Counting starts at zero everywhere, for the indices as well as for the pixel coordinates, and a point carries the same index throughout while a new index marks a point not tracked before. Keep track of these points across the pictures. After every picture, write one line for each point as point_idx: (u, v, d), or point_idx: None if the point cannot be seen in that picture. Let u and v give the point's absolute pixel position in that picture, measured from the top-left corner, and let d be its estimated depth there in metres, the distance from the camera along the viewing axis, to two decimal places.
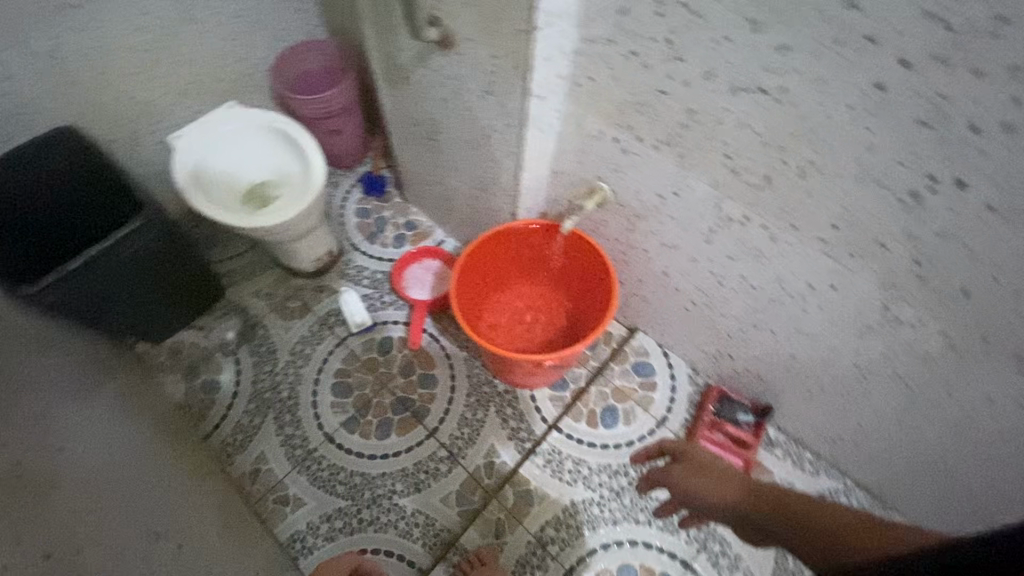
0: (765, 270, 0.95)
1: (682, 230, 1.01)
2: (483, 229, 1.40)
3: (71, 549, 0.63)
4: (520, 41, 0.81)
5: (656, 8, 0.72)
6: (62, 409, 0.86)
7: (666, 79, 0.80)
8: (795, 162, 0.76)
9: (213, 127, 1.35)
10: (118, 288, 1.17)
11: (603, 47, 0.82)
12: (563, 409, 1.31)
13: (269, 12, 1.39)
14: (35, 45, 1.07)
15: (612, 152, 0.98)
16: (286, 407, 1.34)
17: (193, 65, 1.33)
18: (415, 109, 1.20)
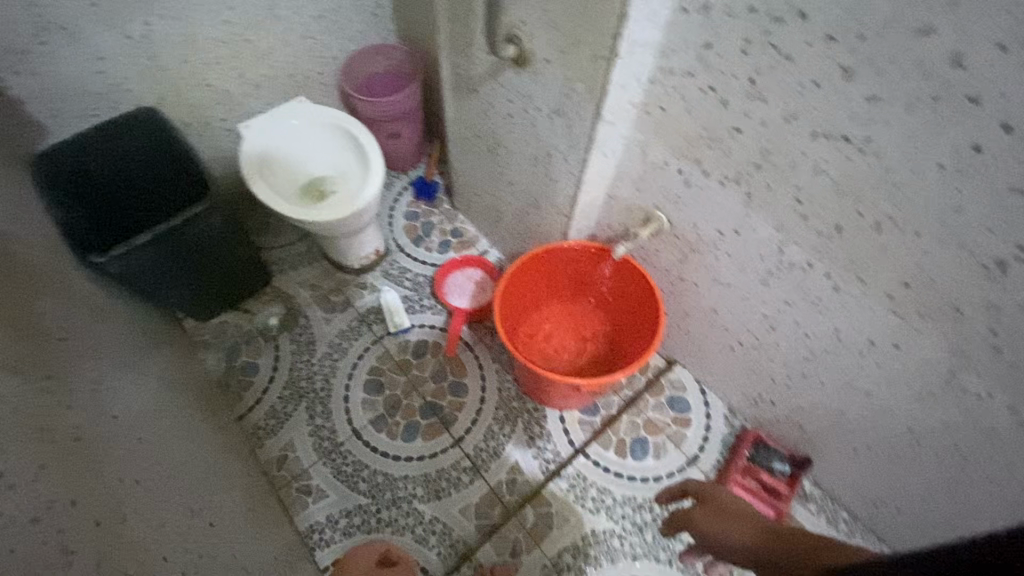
0: (823, 319, 0.92)
1: (738, 268, 0.99)
2: (529, 244, 1.41)
3: (118, 518, 0.64)
4: (598, 67, 0.81)
5: (743, 47, 0.72)
6: (117, 377, 0.89)
7: (743, 118, 0.79)
8: (871, 215, 0.74)
9: (282, 120, 1.40)
10: (177, 265, 1.21)
11: (681, 79, 0.81)
12: (592, 435, 1.30)
13: (347, 15, 1.44)
14: (130, 29, 1.13)
15: (674, 183, 0.97)
16: (318, 398, 1.36)
17: (270, 59, 1.38)
18: (478, 120, 1.22)
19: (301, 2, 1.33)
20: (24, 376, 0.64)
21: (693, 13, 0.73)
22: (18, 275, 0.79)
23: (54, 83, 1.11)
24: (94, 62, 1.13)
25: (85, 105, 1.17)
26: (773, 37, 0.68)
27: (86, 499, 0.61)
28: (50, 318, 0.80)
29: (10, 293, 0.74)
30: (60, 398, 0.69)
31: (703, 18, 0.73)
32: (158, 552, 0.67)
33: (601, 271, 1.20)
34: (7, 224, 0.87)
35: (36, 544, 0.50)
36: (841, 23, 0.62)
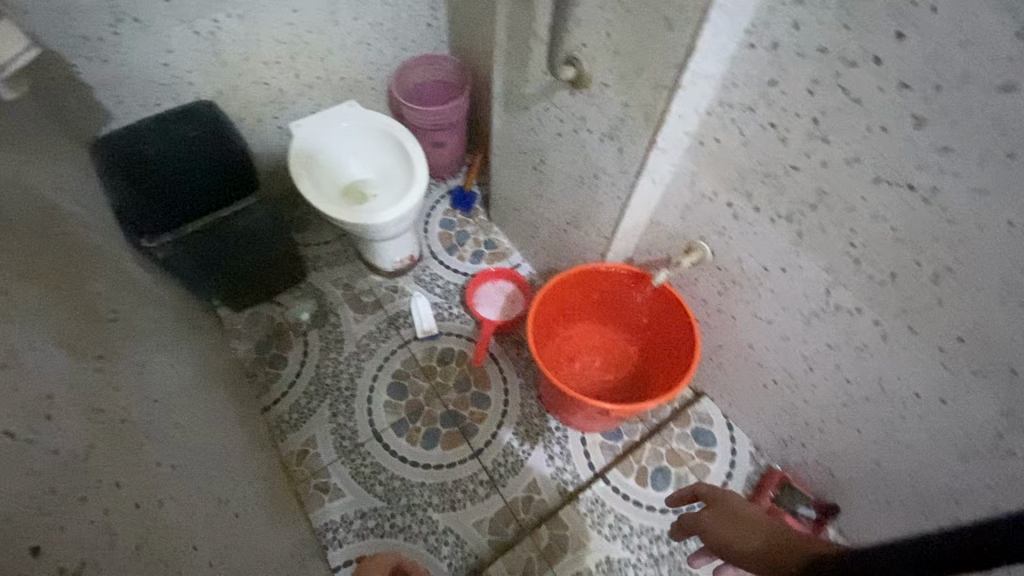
0: (866, 366, 0.90)
1: (779, 305, 0.98)
2: (563, 262, 1.41)
3: (156, 501, 0.65)
4: (659, 95, 0.81)
5: (810, 87, 0.71)
6: (159, 360, 0.91)
7: (803, 156, 0.78)
8: (929, 266, 0.72)
9: (332, 121, 1.43)
10: (221, 255, 1.25)
11: (741, 113, 0.81)
12: (613, 460, 1.29)
13: (403, 24, 1.47)
14: (199, 25, 1.17)
15: (721, 215, 0.96)
16: (342, 396, 1.37)
17: (326, 62, 1.41)
18: (525, 137, 1.23)
19: (361, 9, 1.36)
20: (79, 355, 0.66)
21: (762, 50, 0.73)
22: (77, 254, 0.82)
23: (124, 72, 1.15)
24: (161, 55, 1.17)
25: (149, 95, 1.21)
26: (843, 80, 0.67)
27: (128, 481, 0.62)
28: (104, 299, 0.83)
29: (70, 271, 0.76)
30: (109, 378, 0.71)
31: (771, 56, 0.73)
32: (189, 539, 0.68)
33: (637, 296, 1.20)
34: (71, 205, 0.90)
35: (86, 523, 0.51)
36: (919, 72, 0.61)
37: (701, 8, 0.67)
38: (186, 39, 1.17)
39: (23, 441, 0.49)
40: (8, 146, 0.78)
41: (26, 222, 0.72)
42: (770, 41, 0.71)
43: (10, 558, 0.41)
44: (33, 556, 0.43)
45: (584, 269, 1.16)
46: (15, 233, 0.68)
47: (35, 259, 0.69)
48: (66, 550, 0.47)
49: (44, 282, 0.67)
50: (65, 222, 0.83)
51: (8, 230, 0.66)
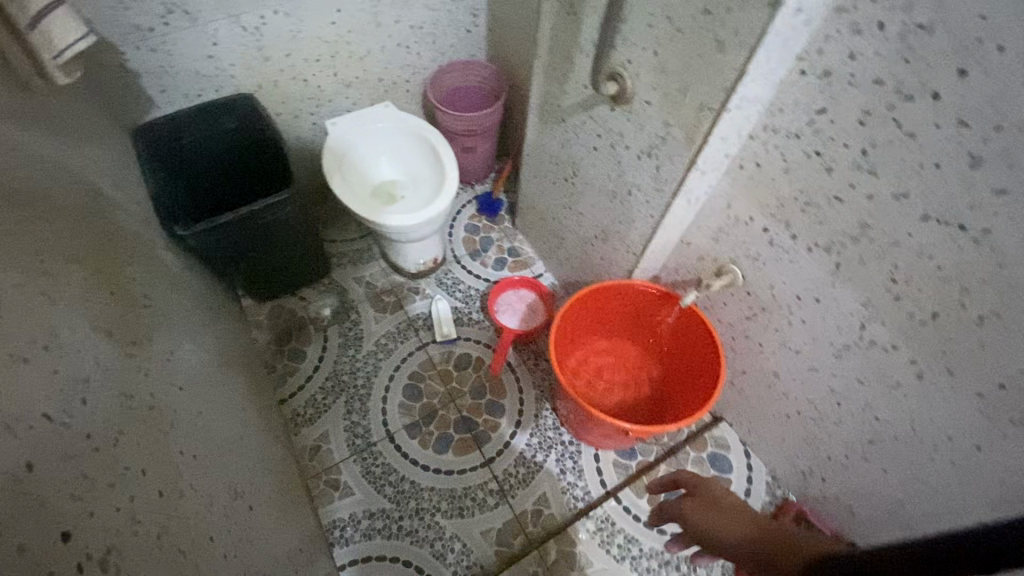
0: (897, 404, 0.87)
1: (810, 335, 0.96)
2: (587, 275, 1.40)
3: (177, 492, 0.65)
4: (703, 117, 0.80)
5: (861, 118, 0.70)
6: (186, 348, 0.91)
7: (847, 187, 0.76)
8: (975, 308, 0.70)
9: (367, 121, 1.44)
10: (250, 247, 1.26)
11: (786, 140, 0.80)
12: (626, 479, 1.27)
13: (443, 29, 1.48)
14: (246, 20, 1.18)
15: (756, 240, 0.95)
16: (358, 394, 1.37)
17: (365, 63, 1.43)
18: (559, 148, 1.23)
19: (403, 12, 1.37)
20: (114, 340, 0.67)
21: (814, 77, 0.72)
22: (116, 238, 0.83)
23: (171, 62, 1.17)
24: (207, 47, 1.19)
25: (192, 85, 1.23)
26: (897, 113, 0.66)
27: (153, 469, 0.62)
28: (138, 284, 0.84)
29: (109, 256, 0.78)
30: (140, 364, 0.71)
31: (822, 84, 0.71)
32: (206, 529, 0.68)
33: (661, 315, 1.20)
34: (112, 189, 0.91)
35: (112, 511, 0.51)
36: (979, 111, 0.59)
37: (757, 32, 0.66)
38: (232, 33, 1.19)
39: (59, 425, 0.49)
40: (58, 129, 0.80)
41: (70, 205, 0.73)
42: (824, 69, 0.70)
43: (40, 543, 0.41)
44: (62, 541, 0.43)
45: (611, 284, 1.15)
46: (60, 216, 0.69)
47: (77, 243, 0.70)
48: (94, 537, 0.47)
49: (84, 265, 0.69)
50: (106, 207, 0.85)
51: (54, 213, 0.68)
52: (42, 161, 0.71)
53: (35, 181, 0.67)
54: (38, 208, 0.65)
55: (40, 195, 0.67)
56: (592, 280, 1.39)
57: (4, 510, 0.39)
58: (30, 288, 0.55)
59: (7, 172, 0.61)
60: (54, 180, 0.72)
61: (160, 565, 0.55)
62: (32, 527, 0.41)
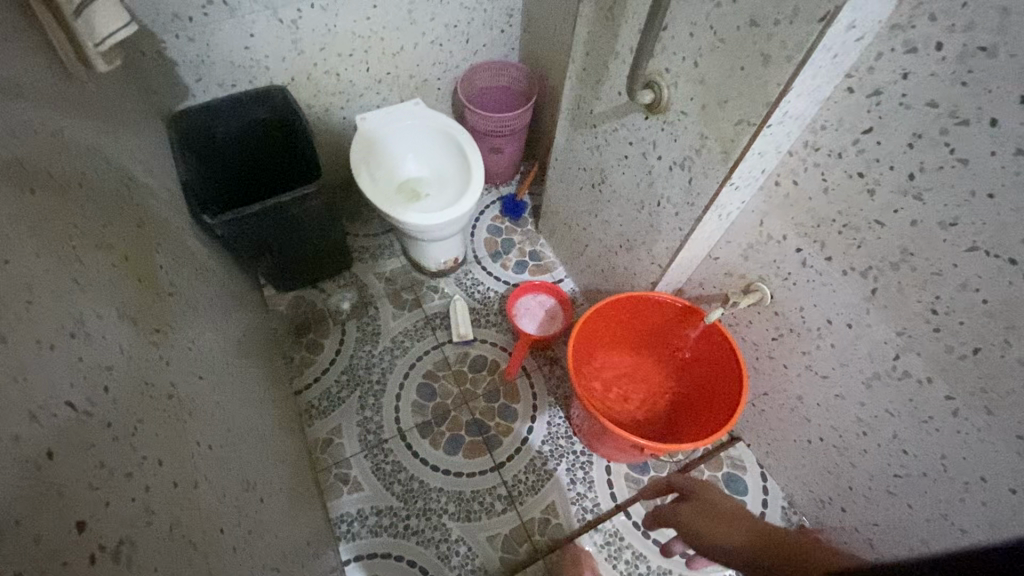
0: (928, 439, 0.84)
1: (839, 361, 0.93)
2: (609, 284, 1.38)
3: (191, 482, 0.65)
4: (742, 132, 0.78)
5: (910, 140, 0.67)
6: (208, 338, 0.92)
7: (889, 211, 0.73)
8: (1020, 346, 0.66)
9: (396, 118, 1.44)
10: (274, 238, 1.27)
11: (828, 159, 0.77)
12: (637, 494, 1.25)
13: (477, 29, 1.47)
14: (283, 13, 1.19)
15: (788, 260, 0.92)
16: (372, 389, 1.38)
17: (398, 59, 1.43)
18: (588, 154, 1.21)
19: (438, 10, 1.37)
20: (140, 328, 0.68)
21: (862, 96, 0.69)
22: (146, 225, 0.84)
23: (208, 52, 1.18)
24: (244, 38, 1.20)
25: (227, 76, 1.24)
26: (950, 137, 0.63)
27: (169, 459, 0.62)
28: (165, 271, 0.85)
29: (138, 243, 0.79)
30: (164, 353, 0.72)
31: (870, 104, 0.68)
32: (217, 521, 0.68)
33: (682, 330, 1.18)
34: (144, 176, 0.93)
35: (128, 501, 0.51)
36: None
37: (806, 47, 0.64)
38: (269, 25, 1.20)
39: (81, 413, 0.50)
40: (96, 115, 0.81)
41: (103, 192, 0.74)
42: (872, 88, 0.67)
43: (55, 532, 0.41)
44: (77, 531, 0.43)
45: (633, 295, 1.14)
46: (94, 203, 0.70)
47: (107, 229, 0.71)
48: (108, 527, 0.47)
49: (114, 252, 0.69)
50: (137, 193, 0.86)
51: (89, 200, 0.69)
52: (80, 147, 0.72)
53: (72, 167, 0.68)
54: (74, 194, 0.65)
55: (77, 181, 0.68)
56: (613, 289, 1.37)
57: (22, 498, 0.39)
58: (62, 274, 0.56)
59: (46, 158, 0.62)
60: (90, 167, 0.73)
61: (170, 557, 0.55)
62: (48, 516, 0.41)
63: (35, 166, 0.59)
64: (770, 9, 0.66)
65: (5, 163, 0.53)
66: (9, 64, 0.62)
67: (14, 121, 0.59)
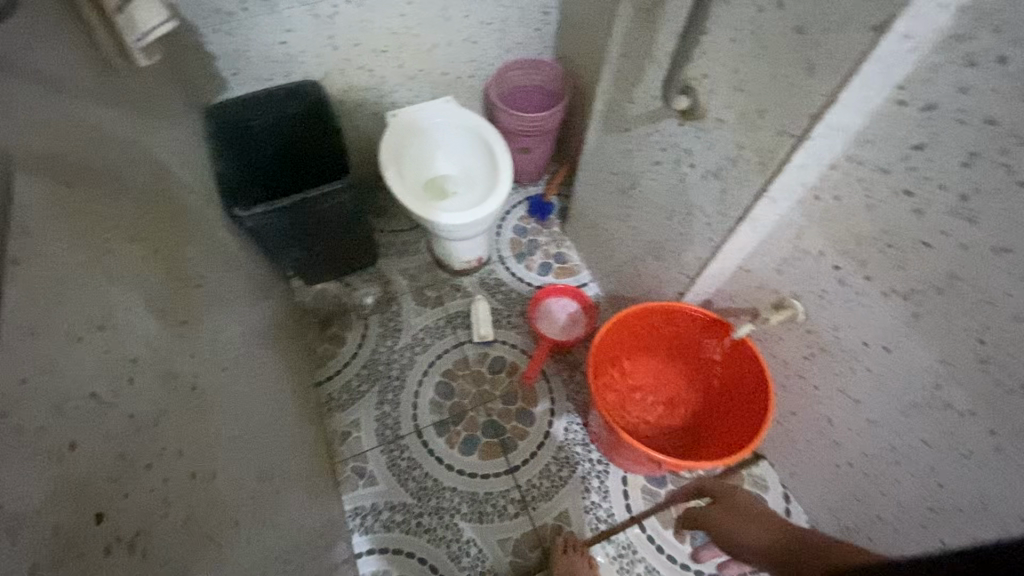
0: (967, 475, 0.79)
1: (873, 385, 0.89)
2: (634, 291, 1.35)
3: (209, 473, 0.66)
4: (782, 143, 0.74)
5: (965, 159, 0.62)
6: (233, 329, 0.94)
7: (937, 232, 0.69)
8: None
9: (426, 115, 1.43)
10: (303, 231, 1.29)
11: (873, 174, 0.73)
12: (653, 507, 1.23)
13: (512, 26, 1.46)
14: (319, 9, 1.20)
15: (825, 277, 0.88)
16: (392, 385, 1.39)
17: (430, 56, 1.43)
18: (619, 158, 1.18)
19: (473, 7, 1.36)
20: (166, 321, 0.69)
21: (914, 109, 0.64)
22: (179, 218, 0.86)
23: (245, 46, 1.20)
24: (281, 33, 1.21)
25: (264, 70, 1.26)
26: (1010, 158, 0.58)
27: (190, 450, 0.64)
28: (194, 264, 0.87)
29: (170, 235, 0.81)
30: (188, 345, 0.73)
31: (922, 118, 0.64)
32: (232, 513, 0.69)
33: (707, 342, 1.15)
34: (179, 168, 0.95)
35: (146, 492, 0.52)
36: None
37: (856, 57, 0.60)
38: (305, 20, 1.21)
39: (105, 404, 0.51)
40: (135, 108, 0.83)
41: (138, 185, 0.76)
42: (926, 101, 0.63)
43: (74, 523, 0.42)
44: (96, 522, 0.44)
45: (658, 305, 1.11)
46: (128, 196, 0.72)
47: (140, 222, 0.72)
48: (126, 518, 0.48)
49: (145, 245, 0.71)
50: (171, 186, 0.88)
51: (123, 192, 0.70)
52: (118, 140, 0.74)
53: (109, 161, 0.70)
54: (109, 187, 0.67)
55: (113, 174, 0.69)
56: (638, 296, 1.34)
57: (44, 489, 0.40)
58: (93, 267, 0.57)
59: (84, 151, 0.64)
60: (126, 160, 0.75)
61: (185, 548, 0.56)
62: (68, 506, 0.42)
63: (72, 160, 0.60)
64: (819, 15, 0.63)
65: (43, 157, 0.55)
66: (52, 58, 0.64)
67: (55, 115, 0.60)
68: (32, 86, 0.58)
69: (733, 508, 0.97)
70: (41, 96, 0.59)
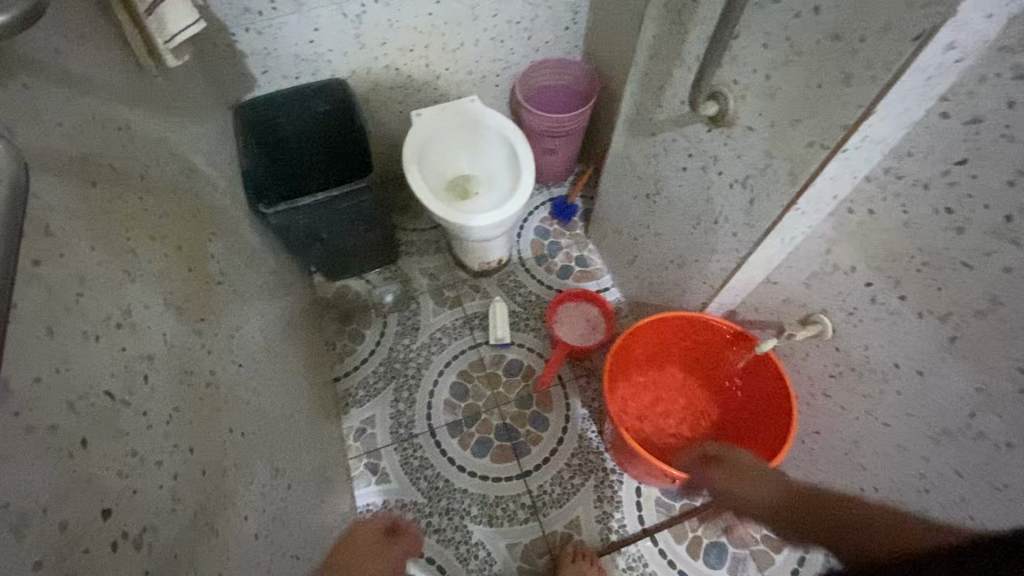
0: (1002, 511, 0.74)
1: (904, 410, 0.84)
2: (656, 298, 1.32)
3: (219, 470, 0.67)
4: (812, 154, 0.71)
5: (1011, 177, 0.58)
6: (251, 324, 0.95)
7: (978, 253, 0.65)
8: None
9: (450, 114, 1.42)
10: (325, 229, 1.30)
11: (911, 189, 0.69)
12: (667, 520, 1.21)
13: (540, 25, 1.44)
14: (347, 8, 1.21)
15: (856, 294, 0.84)
16: (408, 383, 1.39)
17: (456, 55, 1.42)
18: (644, 163, 1.15)
19: (501, 6, 1.34)
20: (184, 318, 0.70)
21: (957, 122, 0.60)
22: (201, 215, 0.87)
23: (274, 45, 1.22)
24: (309, 32, 1.22)
25: (292, 68, 1.28)
26: None
27: (201, 447, 0.65)
28: (215, 260, 0.88)
29: (193, 233, 0.82)
30: (205, 341, 0.75)
31: (967, 133, 0.60)
32: (241, 509, 0.70)
33: (729, 355, 1.11)
34: (204, 165, 0.96)
35: (155, 487, 0.53)
36: None
37: (894, 68, 0.57)
38: (333, 19, 1.21)
39: (119, 402, 0.52)
40: (163, 106, 0.85)
41: (163, 183, 0.78)
42: (970, 115, 0.59)
43: (80, 520, 0.43)
44: (102, 518, 0.45)
45: (679, 315, 1.09)
46: (152, 194, 0.73)
47: (163, 219, 0.74)
48: (133, 515, 0.49)
49: (167, 242, 0.72)
50: (196, 183, 0.90)
51: (147, 191, 0.72)
52: (144, 138, 0.76)
53: (135, 159, 0.71)
54: (133, 185, 0.69)
55: (138, 173, 0.71)
56: (660, 304, 1.31)
57: (52, 487, 0.41)
58: (114, 266, 0.58)
59: (110, 151, 0.65)
60: (152, 158, 0.77)
61: (192, 544, 0.57)
62: (75, 503, 0.43)
63: (98, 159, 0.62)
64: (857, 22, 0.59)
65: (69, 158, 0.56)
66: (82, 60, 0.65)
67: (83, 116, 0.62)
68: (62, 89, 0.59)
69: (735, 468, 0.89)
70: (70, 97, 0.61)
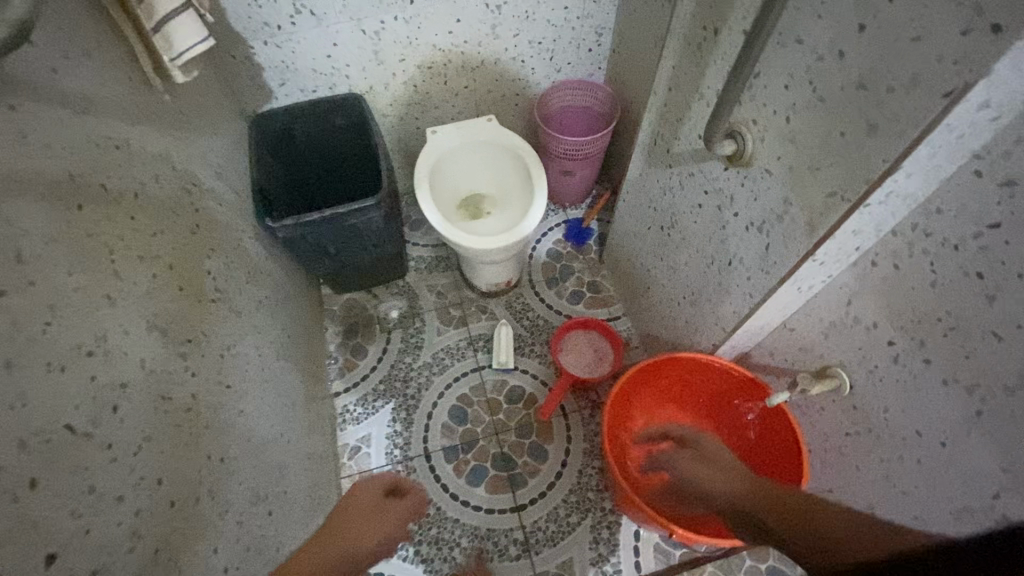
0: None
1: (922, 481, 0.77)
2: (666, 333, 1.27)
3: (191, 500, 0.65)
4: (832, 206, 0.66)
5: None
6: (247, 342, 0.94)
7: (1010, 324, 0.59)
8: None
9: (466, 132, 1.40)
10: (332, 243, 1.29)
11: (939, 248, 0.64)
12: (665, 570, 1.16)
13: (563, 46, 1.41)
14: (366, 25, 1.20)
15: (878, 351, 0.79)
16: (406, 403, 1.37)
17: (475, 74, 1.40)
18: (659, 194, 1.11)
19: (523, 26, 1.33)
20: (168, 341, 0.69)
21: (991, 183, 0.55)
22: (202, 231, 0.87)
23: (292, 59, 1.22)
24: (327, 47, 1.22)
25: (309, 82, 1.28)
26: None
27: (172, 476, 0.63)
28: (212, 277, 0.87)
29: (189, 250, 0.82)
30: (191, 364, 0.73)
31: (1002, 195, 0.55)
32: (212, 540, 0.68)
33: (739, 402, 1.06)
34: (210, 177, 0.96)
35: (110, 527, 0.51)
36: None
37: (922, 123, 0.52)
38: (351, 35, 1.21)
39: (80, 436, 0.50)
40: (171, 122, 0.85)
41: (161, 200, 0.77)
42: (1005, 176, 0.54)
43: (19, 567, 0.41)
44: (45, 565, 0.44)
45: (688, 356, 1.04)
46: (147, 213, 0.73)
47: (156, 237, 0.73)
48: (81, 558, 0.47)
49: (158, 263, 0.72)
50: (199, 197, 0.90)
51: (142, 210, 0.71)
52: (145, 155, 0.76)
53: (132, 177, 0.71)
54: (126, 204, 0.68)
55: (133, 191, 0.70)
56: (670, 339, 1.25)
57: None
58: (92, 291, 0.57)
59: (103, 170, 0.65)
60: (151, 174, 0.76)
61: None
62: (16, 549, 0.41)
63: (87, 181, 0.61)
64: (882, 71, 0.55)
65: (52, 181, 0.56)
66: (82, 78, 0.65)
67: (76, 136, 0.62)
68: (55, 110, 0.59)
69: (706, 456, 0.95)
70: (64, 117, 0.60)
